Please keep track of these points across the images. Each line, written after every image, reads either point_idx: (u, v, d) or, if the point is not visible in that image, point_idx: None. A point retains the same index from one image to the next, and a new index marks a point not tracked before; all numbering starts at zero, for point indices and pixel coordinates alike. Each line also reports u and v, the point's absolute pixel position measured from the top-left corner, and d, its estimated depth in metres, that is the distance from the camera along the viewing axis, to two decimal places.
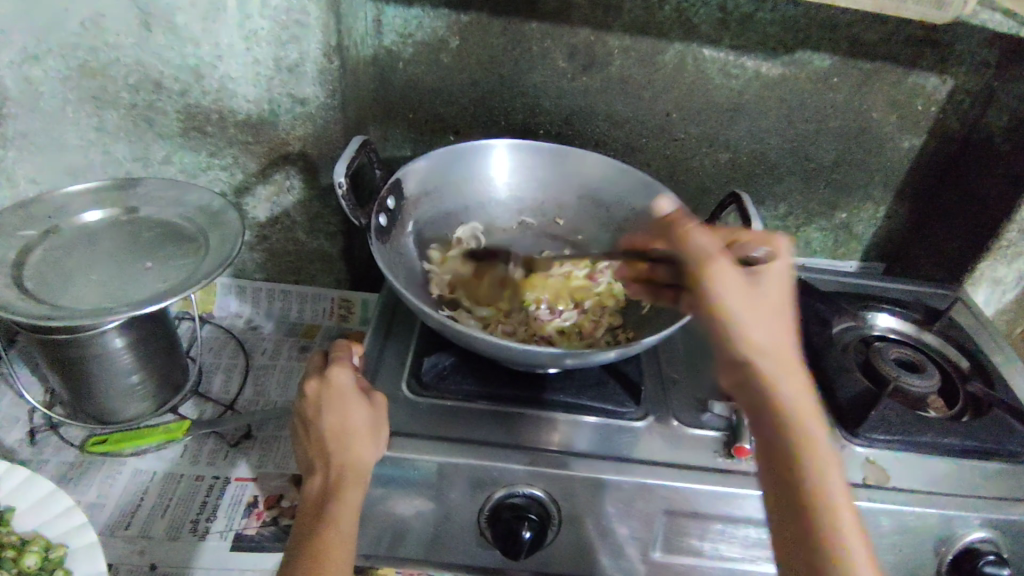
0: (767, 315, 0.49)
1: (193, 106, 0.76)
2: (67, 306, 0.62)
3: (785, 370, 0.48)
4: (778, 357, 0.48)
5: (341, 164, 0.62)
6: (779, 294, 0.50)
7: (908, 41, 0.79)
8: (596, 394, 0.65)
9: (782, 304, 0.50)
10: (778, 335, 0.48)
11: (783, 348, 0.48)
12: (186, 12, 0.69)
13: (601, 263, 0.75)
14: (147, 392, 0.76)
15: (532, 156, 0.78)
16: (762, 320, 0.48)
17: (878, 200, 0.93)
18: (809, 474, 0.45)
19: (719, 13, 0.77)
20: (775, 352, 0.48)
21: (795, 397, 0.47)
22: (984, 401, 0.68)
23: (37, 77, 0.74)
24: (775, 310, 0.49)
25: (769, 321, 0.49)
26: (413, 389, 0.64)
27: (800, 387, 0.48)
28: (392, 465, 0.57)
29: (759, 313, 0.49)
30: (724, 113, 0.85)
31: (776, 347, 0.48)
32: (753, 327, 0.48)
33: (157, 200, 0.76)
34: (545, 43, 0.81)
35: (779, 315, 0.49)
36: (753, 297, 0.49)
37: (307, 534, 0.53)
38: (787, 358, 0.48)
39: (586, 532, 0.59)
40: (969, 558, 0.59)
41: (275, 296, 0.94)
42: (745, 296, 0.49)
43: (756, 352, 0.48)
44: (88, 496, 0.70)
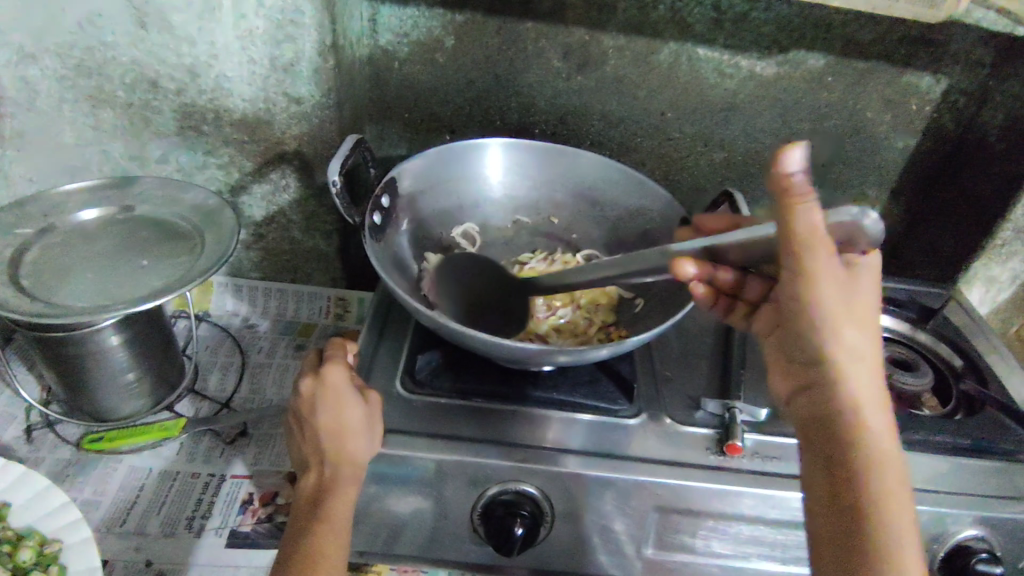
0: (859, 313, 0.46)
1: (188, 105, 0.77)
2: (63, 304, 0.62)
3: (863, 371, 0.47)
4: (859, 357, 0.47)
5: (335, 162, 0.62)
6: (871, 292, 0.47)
7: (901, 40, 0.79)
8: (588, 392, 0.65)
9: (874, 305, 0.47)
10: (864, 336, 0.47)
11: (864, 349, 0.47)
12: (181, 12, 0.69)
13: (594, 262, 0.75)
14: (144, 390, 0.76)
15: (527, 155, 0.78)
16: (856, 319, 0.47)
17: (872, 199, 0.94)
18: (875, 475, 0.44)
19: (713, 12, 0.78)
20: (858, 352, 0.47)
21: (866, 397, 0.47)
22: (976, 399, 0.69)
23: (34, 76, 0.74)
24: (868, 311, 0.47)
25: (859, 319, 0.47)
26: (407, 387, 0.64)
27: (874, 389, 0.47)
28: (387, 462, 0.57)
29: (854, 311, 0.46)
30: (718, 112, 0.86)
31: (859, 347, 0.47)
32: (843, 323, 0.46)
33: (153, 198, 0.76)
34: (540, 43, 0.81)
35: (870, 316, 0.47)
36: (851, 293, 0.46)
37: (301, 531, 0.54)
38: (867, 358, 0.47)
39: (580, 529, 0.59)
40: (962, 555, 0.59)
41: (272, 294, 0.95)
42: (842, 290, 0.45)
43: (836, 347, 0.47)
44: (84, 493, 0.70)
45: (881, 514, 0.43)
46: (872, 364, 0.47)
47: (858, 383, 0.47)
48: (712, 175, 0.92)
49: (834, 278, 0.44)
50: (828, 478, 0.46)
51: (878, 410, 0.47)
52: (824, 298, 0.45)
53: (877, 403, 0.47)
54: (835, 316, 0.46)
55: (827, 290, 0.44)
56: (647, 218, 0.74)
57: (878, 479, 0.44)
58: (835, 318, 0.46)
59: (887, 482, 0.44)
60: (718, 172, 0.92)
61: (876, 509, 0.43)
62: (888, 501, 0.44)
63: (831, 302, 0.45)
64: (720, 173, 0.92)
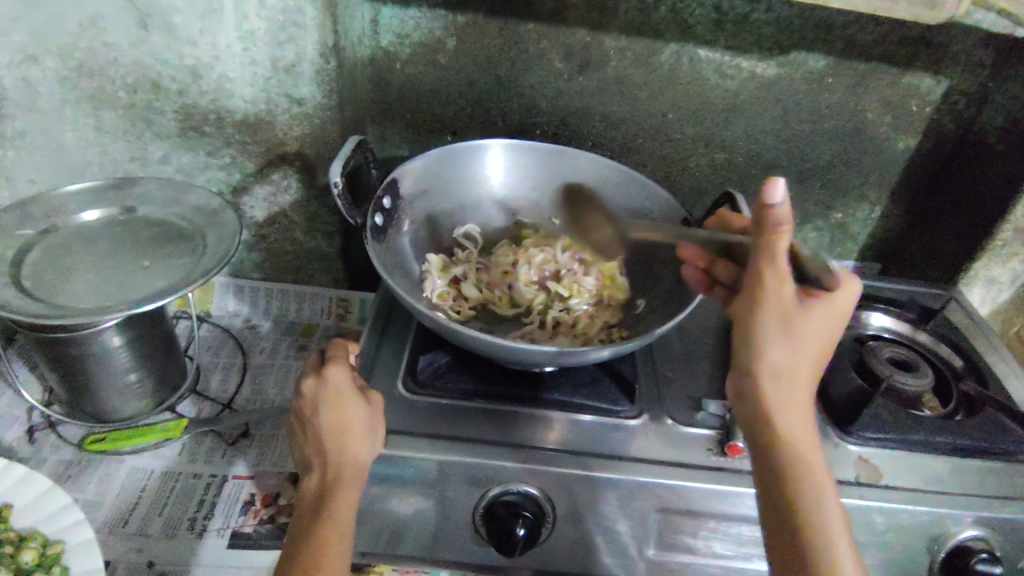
0: (803, 332, 0.50)
1: (190, 106, 0.77)
2: (65, 305, 0.62)
3: (793, 383, 0.51)
4: (787, 370, 0.51)
5: (337, 163, 0.62)
6: (825, 315, 0.51)
7: (902, 41, 0.79)
8: (590, 393, 0.65)
9: (823, 329, 0.51)
10: (796, 351, 0.50)
11: (798, 364, 0.51)
12: (184, 13, 0.69)
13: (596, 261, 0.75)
14: (146, 391, 0.76)
15: (528, 155, 0.78)
16: (790, 335, 0.50)
17: (873, 199, 0.94)
18: (798, 474, 0.49)
19: (715, 13, 0.78)
20: (789, 366, 0.50)
21: (795, 406, 0.50)
22: (977, 400, 0.69)
23: (36, 77, 0.74)
24: (812, 330, 0.50)
25: (797, 336, 0.50)
26: (409, 388, 0.64)
27: (804, 400, 0.51)
28: (389, 463, 0.57)
29: (792, 330, 0.50)
30: (720, 113, 0.86)
31: (790, 361, 0.50)
32: (775, 340, 0.50)
33: (155, 199, 0.76)
34: (541, 44, 0.81)
35: (813, 336, 0.51)
36: (792, 312, 0.50)
37: (304, 532, 0.54)
38: (799, 371, 0.51)
39: (582, 530, 0.59)
40: (961, 555, 0.59)
41: (273, 295, 0.95)
42: (784, 308, 0.50)
43: (769, 360, 0.50)
44: (86, 494, 0.71)
45: (803, 507, 0.48)
46: (806, 377, 0.51)
47: (787, 394, 0.50)
48: (714, 176, 0.92)
49: (779, 293, 0.49)
50: (760, 477, 0.50)
51: (804, 417, 0.51)
52: (768, 312, 0.50)
53: (805, 411, 0.51)
54: (769, 331, 0.50)
55: (773, 303, 0.50)
56: (648, 219, 0.74)
57: (803, 478, 0.48)
58: (771, 334, 0.50)
59: (811, 479, 0.48)
60: (720, 173, 0.92)
61: (801, 503, 0.48)
62: (810, 495, 0.48)
63: (773, 318, 0.50)
64: (721, 174, 0.92)
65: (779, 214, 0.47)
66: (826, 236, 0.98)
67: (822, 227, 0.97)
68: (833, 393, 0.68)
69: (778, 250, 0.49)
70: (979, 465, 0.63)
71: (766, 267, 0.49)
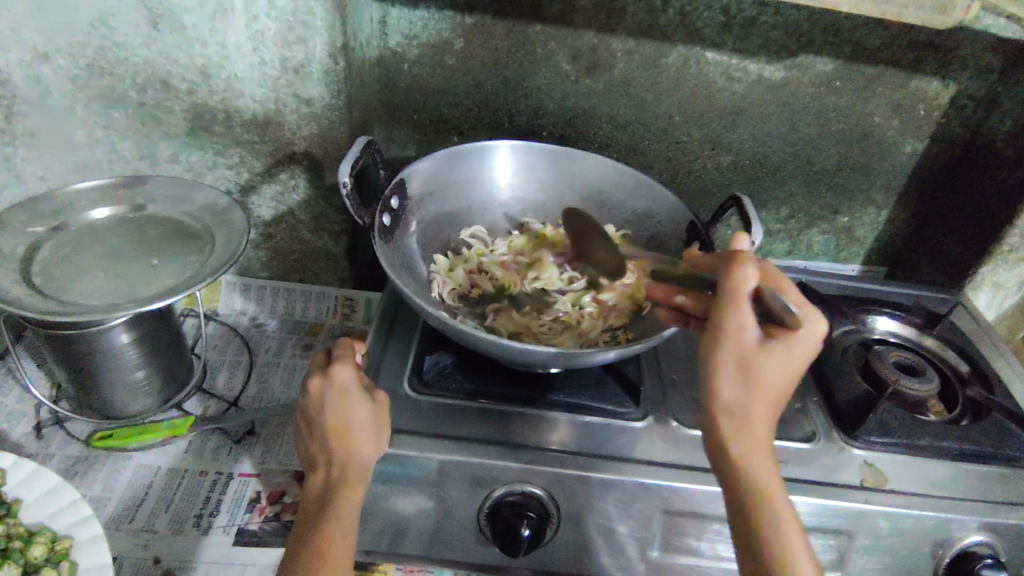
0: (763, 376, 0.48)
1: (200, 106, 0.77)
2: (75, 302, 0.63)
3: (754, 428, 0.49)
4: (748, 414, 0.48)
5: (345, 164, 0.62)
6: (787, 356, 0.48)
7: (911, 45, 0.79)
8: (596, 394, 0.65)
9: (781, 376, 0.48)
10: (754, 395, 0.48)
11: (755, 407, 0.48)
12: (194, 13, 0.70)
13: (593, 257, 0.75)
14: (153, 388, 0.77)
15: (535, 157, 0.78)
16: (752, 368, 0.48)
17: (879, 203, 0.94)
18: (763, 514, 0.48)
19: (723, 16, 0.78)
20: (748, 405, 0.48)
21: (756, 449, 0.49)
22: (983, 405, 0.69)
23: (48, 76, 0.75)
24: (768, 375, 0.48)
25: (753, 379, 0.48)
26: (414, 387, 0.65)
27: (765, 444, 0.49)
28: (395, 462, 0.57)
29: (753, 369, 0.47)
30: (726, 115, 0.86)
31: (752, 406, 0.48)
32: (731, 383, 0.48)
33: (164, 198, 0.77)
34: (549, 45, 0.82)
35: (772, 378, 0.48)
36: (749, 358, 0.47)
37: (308, 531, 0.54)
38: (758, 414, 0.48)
39: (585, 531, 0.59)
40: (967, 561, 0.59)
41: (279, 293, 0.95)
42: (741, 353, 0.47)
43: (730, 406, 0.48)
44: (93, 490, 0.71)
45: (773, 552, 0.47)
46: (767, 419, 0.49)
47: (747, 440, 0.48)
48: (719, 178, 0.92)
49: (735, 340, 0.47)
50: (734, 521, 0.49)
51: (766, 459, 0.49)
52: (725, 360, 0.47)
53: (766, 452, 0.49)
54: (722, 375, 0.48)
55: (733, 348, 0.47)
56: (655, 221, 0.74)
57: (771, 518, 0.47)
58: (728, 380, 0.48)
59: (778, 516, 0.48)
60: (726, 175, 0.92)
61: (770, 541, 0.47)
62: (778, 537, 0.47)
63: (728, 366, 0.48)
64: (728, 177, 0.92)
65: (749, 266, 0.47)
66: (833, 240, 0.98)
67: (828, 231, 0.97)
68: (840, 398, 0.68)
69: (745, 292, 0.46)
70: (985, 470, 0.63)
71: (724, 312, 0.47)
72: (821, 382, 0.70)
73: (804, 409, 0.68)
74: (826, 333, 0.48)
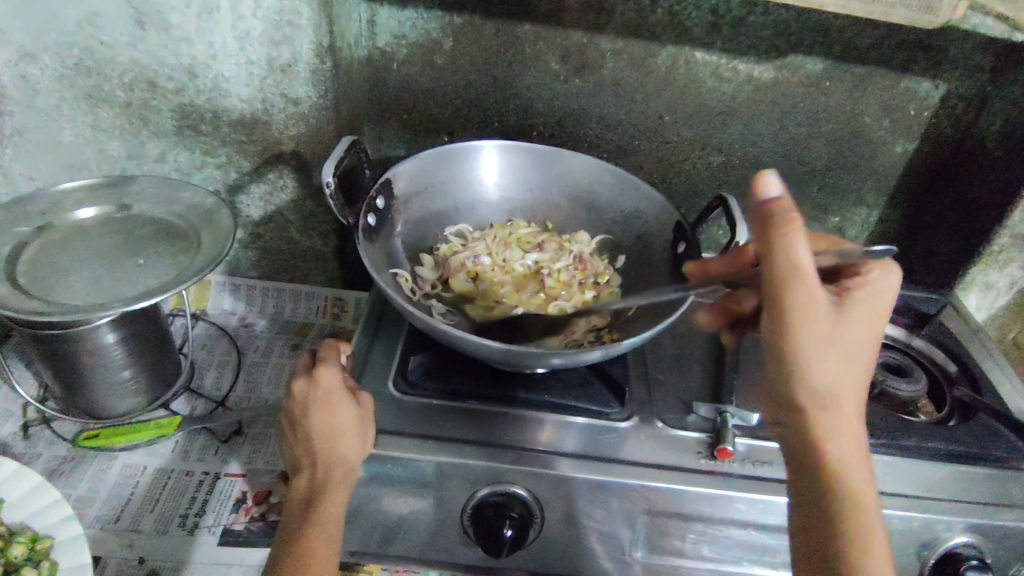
0: (846, 355, 0.46)
1: (187, 105, 0.77)
2: (58, 301, 0.62)
3: (845, 404, 0.47)
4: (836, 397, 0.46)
5: (329, 164, 0.62)
6: (866, 324, 0.47)
7: (901, 45, 0.79)
8: (581, 394, 0.65)
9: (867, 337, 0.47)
10: (843, 374, 0.46)
11: (845, 388, 0.46)
12: (179, 13, 0.70)
13: (564, 246, 0.75)
14: (140, 387, 0.77)
15: (522, 157, 0.78)
16: (837, 346, 0.46)
17: (870, 203, 0.94)
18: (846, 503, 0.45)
19: (712, 16, 0.78)
20: (837, 385, 0.46)
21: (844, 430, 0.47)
22: (971, 406, 0.69)
23: (34, 75, 0.75)
24: (853, 352, 0.46)
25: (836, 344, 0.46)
26: (399, 387, 0.64)
27: (856, 423, 0.47)
28: (379, 463, 0.57)
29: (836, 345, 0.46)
30: (716, 116, 0.86)
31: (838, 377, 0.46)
32: (818, 364, 0.45)
33: (151, 197, 0.76)
34: (537, 45, 0.82)
35: (855, 354, 0.46)
36: (834, 337, 0.45)
37: (291, 534, 0.53)
38: (847, 394, 0.47)
39: (570, 532, 0.59)
40: (952, 562, 0.59)
41: (269, 292, 0.96)
42: (824, 330, 0.45)
43: (817, 382, 0.46)
44: (78, 489, 0.71)
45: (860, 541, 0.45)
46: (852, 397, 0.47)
47: (836, 420, 0.47)
48: (709, 179, 0.92)
49: (817, 319, 0.44)
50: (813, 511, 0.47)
51: (857, 449, 0.47)
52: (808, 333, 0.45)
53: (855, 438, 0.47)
54: (812, 356, 0.45)
55: (811, 328, 0.45)
56: (643, 221, 0.74)
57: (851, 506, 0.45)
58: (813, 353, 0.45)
59: (858, 509, 0.45)
60: (715, 176, 0.92)
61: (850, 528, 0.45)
62: (862, 526, 0.45)
63: (811, 345, 0.45)
64: (717, 177, 0.92)
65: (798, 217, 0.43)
66: None
67: (818, 231, 0.97)
68: None
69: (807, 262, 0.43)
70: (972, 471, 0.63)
71: (805, 289, 0.44)
72: None
73: None
74: (900, 285, 0.50)
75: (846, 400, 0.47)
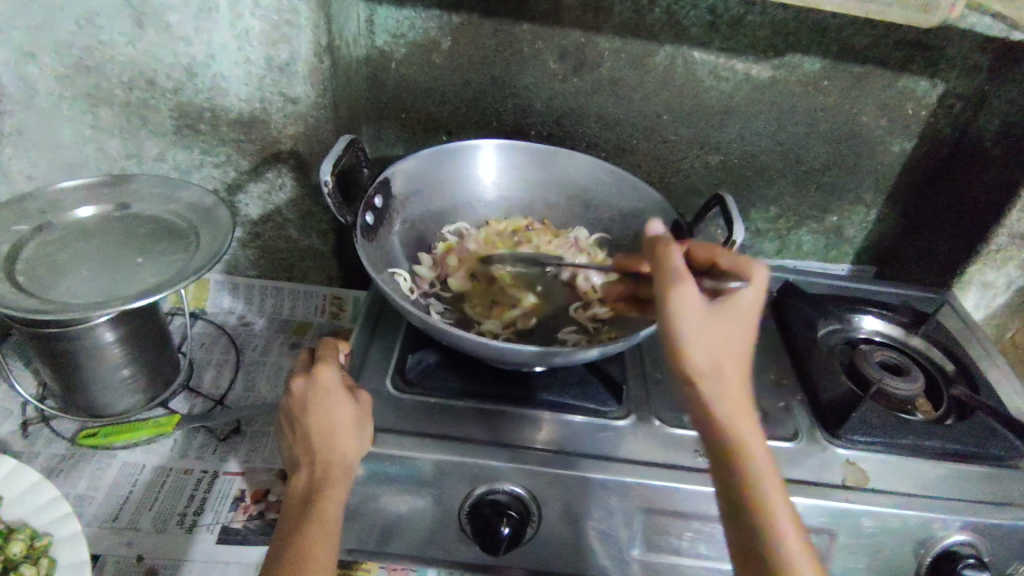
0: (728, 342, 0.48)
1: (186, 105, 0.77)
2: (57, 300, 0.63)
3: (731, 389, 0.48)
4: (723, 381, 0.48)
5: (327, 163, 0.62)
6: (746, 310, 0.49)
7: (899, 44, 0.79)
8: (578, 393, 0.65)
9: (742, 324, 0.48)
10: (724, 360, 0.48)
11: (729, 373, 0.48)
12: (179, 12, 0.70)
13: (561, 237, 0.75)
14: (139, 386, 0.77)
15: (520, 156, 0.78)
16: (715, 335, 0.47)
17: (868, 203, 0.94)
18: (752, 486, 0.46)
19: (710, 15, 0.78)
20: (721, 371, 0.48)
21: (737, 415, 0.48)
22: (968, 405, 0.68)
23: (33, 74, 0.75)
24: (731, 338, 0.48)
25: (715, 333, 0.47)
26: (397, 386, 0.65)
27: (745, 406, 0.48)
28: (376, 461, 0.57)
29: (714, 335, 0.47)
30: (715, 115, 0.86)
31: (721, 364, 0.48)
32: (700, 354, 0.47)
33: (150, 196, 0.77)
34: (536, 44, 0.82)
35: (734, 340, 0.48)
36: (711, 327, 0.47)
37: (290, 532, 0.53)
38: (732, 380, 0.48)
39: (567, 531, 0.59)
40: (948, 560, 0.59)
41: (268, 291, 0.96)
42: (702, 322, 0.47)
43: (702, 373, 0.47)
44: (77, 487, 0.71)
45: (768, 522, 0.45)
46: (738, 381, 0.48)
47: (727, 405, 0.48)
48: (707, 178, 0.92)
49: (692, 314, 0.47)
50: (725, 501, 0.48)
51: (753, 435, 0.48)
52: (686, 328, 0.47)
53: (749, 421, 0.48)
54: (691, 348, 0.47)
55: (690, 323, 0.47)
56: (640, 220, 0.74)
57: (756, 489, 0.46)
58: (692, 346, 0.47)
59: (764, 491, 0.46)
60: (713, 175, 0.92)
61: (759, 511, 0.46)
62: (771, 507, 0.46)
63: (691, 338, 0.47)
64: (715, 176, 0.92)
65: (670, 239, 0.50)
66: (821, 239, 0.98)
67: (817, 230, 0.97)
68: (822, 397, 0.67)
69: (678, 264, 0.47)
70: (969, 469, 0.63)
71: (669, 290, 0.47)
72: (805, 382, 0.70)
73: (789, 408, 0.68)
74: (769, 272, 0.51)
75: (732, 387, 0.48)
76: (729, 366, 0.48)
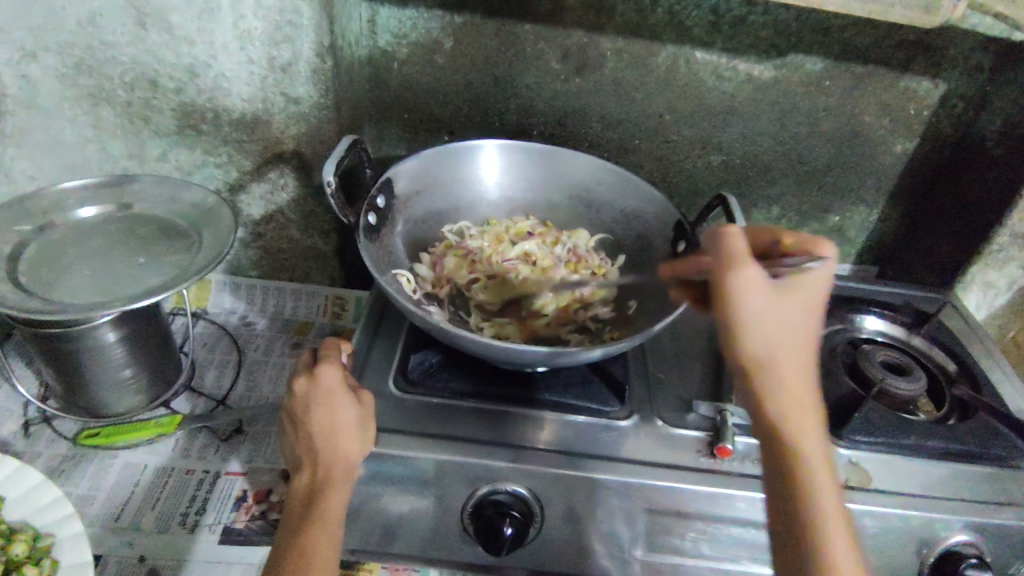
0: (788, 330, 0.48)
1: (188, 105, 0.77)
2: (59, 300, 0.63)
3: (790, 379, 0.48)
4: (783, 372, 0.48)
5: (330, 163, 0.62)
6: (806, 300, 0.49)
7: (902, 44, 0.79)
8: (581, 393, 0.65)
9: (807, 315, 0.49)
10: (785, 350, 0.48)
11: (788, 363, 0.48)
12: (181, 13, 0.70)
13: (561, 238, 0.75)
14: (141, 386, 0.77)
15: (521, 156, 0.78)
16: (776, 324, 0.48)
17: (870, 203, 0.94)
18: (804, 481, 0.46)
19: (712, 15, 0.78)
20: (781, 360, 0.48)
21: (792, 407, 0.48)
22: (970, 404, 0.68)
23: (35, 75, 0.75)
24: (795, 327, 0.48)
25: (778, 317, 0.48)
26: (399, 387, 0.65)
27: (803, 398, 0.48)
28: (379, 462, 0.57)
29: (776, 322, 0.48)
30: (716, 115, 0.86)
31: (779, 351, 0.48)
32: (761, 342, 0.48)
33: (151, 197, 0.77)
34: (538, 44, 0.82)
35: (797, 330, 0.48)
36: (776, 314, 0.48)
37: (292, 533, 0.53)
38: (790, 369, 0.48)
39: (570, 531, 0.59)
40: (951, 560, 0.59)
41: (270, 292, 0.96)
42: (765, 309, 0.47)
43: (760, 361, 0.48)
44: (79, 488, 0.71)
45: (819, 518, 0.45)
46: (797, 372, 0.48)
47: (783, 396, 0.48)
48: (709, 178, 0.92)
49: (758, 298, 0.47)
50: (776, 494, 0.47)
51: (809, 429, 0.48)
52: (752, 308, 0.47)
53: (807, 415, 0.48)
54: (751, 335, 0.48)
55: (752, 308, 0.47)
56: (643, 221, 0.74)
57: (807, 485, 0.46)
58: (752, 328, 0.47)
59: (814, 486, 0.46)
60: (715, 175, 0.92)
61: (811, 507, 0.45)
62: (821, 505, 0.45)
63: (754, 324, 0.47)
64: (717, 176, 0.92)
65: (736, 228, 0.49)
66: (823, 239, 0.98)
67: (818, 230, 0.97)
68: (825, 397, 0.67)
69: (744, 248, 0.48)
70: (972, 470, 0.63)
71: (735, 273, 0.47)
72: None
73: None
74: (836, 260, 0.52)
75: (792, 377, 0.48)
76: (792, 356, 0.48)
